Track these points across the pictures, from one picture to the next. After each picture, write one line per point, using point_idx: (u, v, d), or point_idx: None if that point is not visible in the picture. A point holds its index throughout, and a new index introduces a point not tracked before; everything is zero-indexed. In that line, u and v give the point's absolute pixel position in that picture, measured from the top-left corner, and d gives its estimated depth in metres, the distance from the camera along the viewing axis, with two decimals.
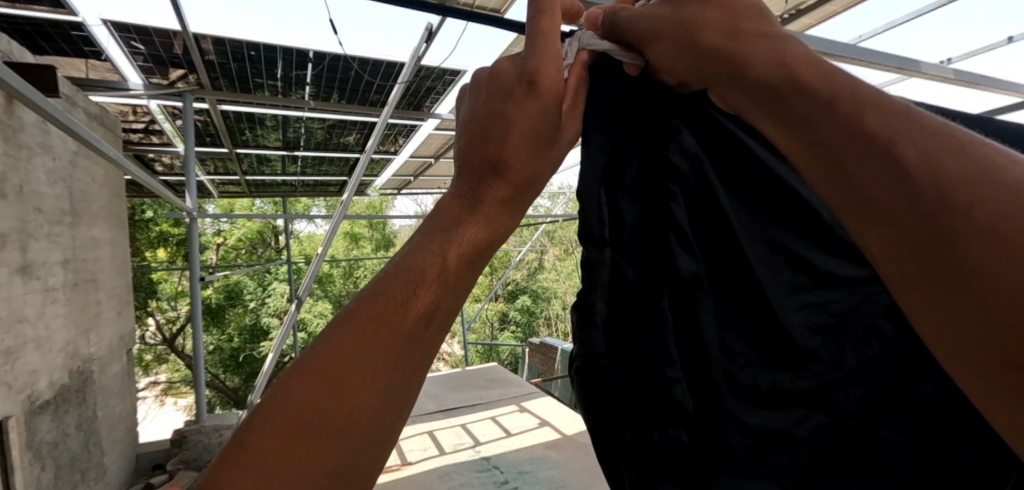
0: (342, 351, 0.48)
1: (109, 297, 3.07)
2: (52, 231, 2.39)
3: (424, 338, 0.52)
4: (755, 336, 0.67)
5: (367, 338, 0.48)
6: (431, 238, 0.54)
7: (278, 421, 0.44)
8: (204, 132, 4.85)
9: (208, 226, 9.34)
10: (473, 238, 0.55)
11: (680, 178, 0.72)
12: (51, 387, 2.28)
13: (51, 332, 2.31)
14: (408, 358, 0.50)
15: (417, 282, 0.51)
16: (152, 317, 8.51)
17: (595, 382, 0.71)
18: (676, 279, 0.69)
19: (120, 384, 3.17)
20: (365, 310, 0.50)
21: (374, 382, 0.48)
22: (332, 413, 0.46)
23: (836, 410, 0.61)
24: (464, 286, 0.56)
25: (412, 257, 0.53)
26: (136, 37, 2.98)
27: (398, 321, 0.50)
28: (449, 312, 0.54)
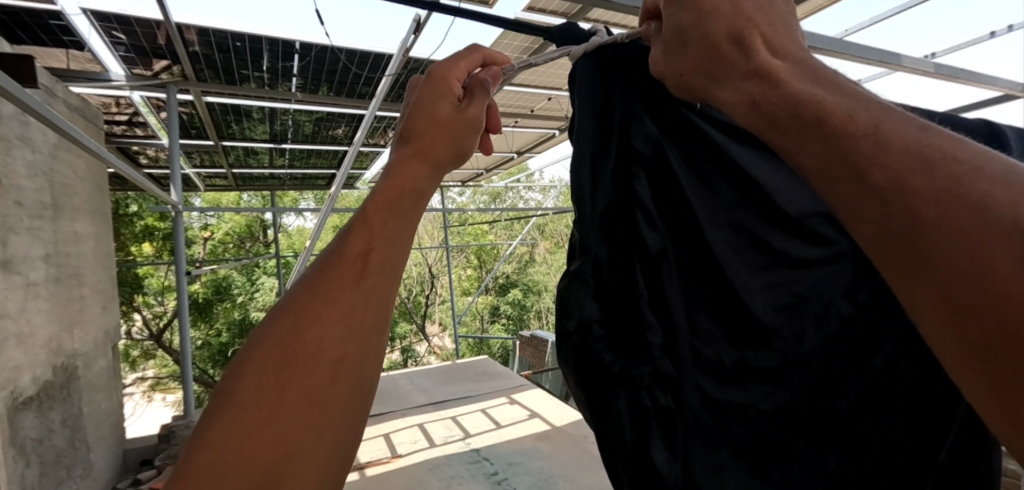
0: (313, 295, 0.54)
1: (93, 293, 3.02)
2: (33, 225, 2.35)
3: (366, 270, 0.57)
4: (716, 305, 0.76)
5: (331, 282, 0.55)
6: (381, 195, 0.62)
7: (267, 353, 0.51)
8: (189, 125, 4.78)
9: (195, 220, 9.22)
10: (400, 186, 0.63)
11: (644, 159, 0.85)
12: (34, 383, 2.25)
13: (34, 328, 2.28)
14: (355, 287, 0.56)
15: (352, 229, 0.59)
16: (138, 313, 8.40)
17: (587, 352, 0.78)
18: (643, 251, 0.81)
19: (107, 380, 3.15)
20: (320, 261, 0.58)
21: (330, 311, 0.53)
22: (297, 342, 0.52)
23: (795, 386, 0.69)
24: (401, 230, 0.62)
25: (367, 212, 0.61)
26: (116, 27, 2.91)
27: (339, 261, 0.57)
28: (389, 249, 0.59)
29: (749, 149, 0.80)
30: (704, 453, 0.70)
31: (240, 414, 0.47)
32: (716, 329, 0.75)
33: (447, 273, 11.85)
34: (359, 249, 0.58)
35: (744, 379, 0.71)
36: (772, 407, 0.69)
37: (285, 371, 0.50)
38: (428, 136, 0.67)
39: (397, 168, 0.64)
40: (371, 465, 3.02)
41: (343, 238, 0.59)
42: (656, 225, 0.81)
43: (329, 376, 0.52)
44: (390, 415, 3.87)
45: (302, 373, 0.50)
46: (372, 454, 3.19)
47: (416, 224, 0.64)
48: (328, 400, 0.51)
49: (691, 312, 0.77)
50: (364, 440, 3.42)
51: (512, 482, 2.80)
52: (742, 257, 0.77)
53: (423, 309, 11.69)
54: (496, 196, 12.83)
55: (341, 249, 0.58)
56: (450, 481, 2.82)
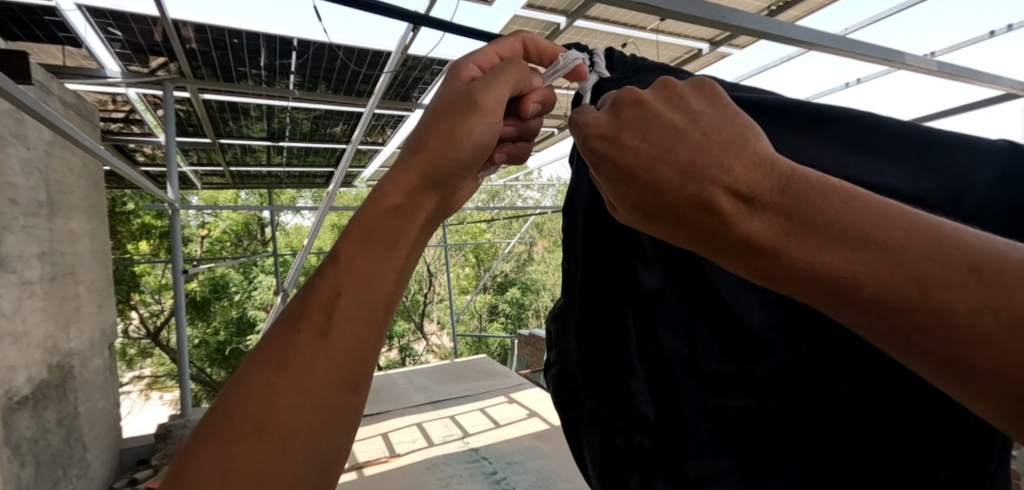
0: (277, 349, 0.60)
1: (89, 292, 3.00)
2: (28, 223, 2.33)
3: (329, 325, 0.62)
4: (713, 323, 0.75)
5: (291, 337, 0.61)
6: (341, 249, 0.66)
7: (231, 407, 0.57)
8: (186, 122, 4.75)
9: (192, 218, 9.17)
10: (367, 238, 0.66)
11: None
12: (30, 382, 2.24)
13: (28, 327, 2.26)
14: (318, 342, 0.61)
15: (321, 283, 0.64)
16: (135, 311, 8.36)
17: (568, 385, 0.84)
18: (640, 293, 0.81)
19: (102, 380, 3.13)
20: (291, 314, 0.63)
21: (292, 366, 0.59)
22: (262, 395, 0.58)
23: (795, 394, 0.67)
24: (368, 282, 0.65)
25: (329, 264, 0.65)
26: (112, 22, 2.89)
27: (307, 315, 0.62)
28: (354, 302, 0.63)
29: None
30: (694, 464, 0.70)
31: (206, 464, 0.55)
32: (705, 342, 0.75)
33: (445, 271, 11.82)
34: (319, 305, 0.62)
35: (736, 385, 0.71)
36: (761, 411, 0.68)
37: (246, 424, 0.57)
38: (419, 167, 0.66)
39: (361, 219, 0.67)
40: (369, 464, 3.00)
41: (309, 293, 0.64)
42: (651, 265, 0.81)
43: (286, 427, 0.58)
44: (388, 415, 3.86)
45: (258, 427, 0.57)
46: (370, 454, 3.18)
47: (388, 275, 0.66)
48: (284, 450, 0.57)
49: (686, 335, 0.77)
50: (362, 439, 3.41)
51: (511, 481, 2.80)
52: (735, 267, 0.74)
53: (421, 307, 11.66)
54: (495, 195, 12.81)
55: (310, 302, 0.63)
56: (448, 480, 2.81)
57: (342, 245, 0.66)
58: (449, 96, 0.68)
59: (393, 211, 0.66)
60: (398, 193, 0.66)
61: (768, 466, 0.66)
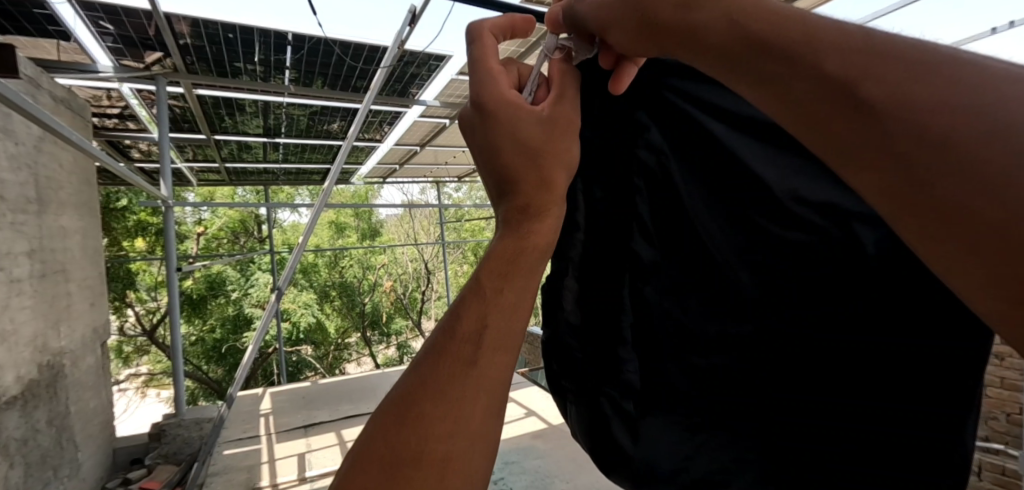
0: (427, 382, 0.48)
1: (80, 289, 2.95)
2: (16, 220, 2.29)
3: (479, 351, 0.50)
4: (705, 302, 0.63)
5: (439, 367, 0.49)
6: (480, 272, 0.56)
7: (378, 452, 0.45)
8: (181, 118, 4.70)
9: (188, 215, 9.10)
10: (509, 256, 0.56)
11: (646, 172, 0.73)
12: (18, 382, 2.19)
13: (17, 326, 2.21)
14: (468, 371, 0.49)
15: (464, 305, 0.53)
16: (131, 308, 8.31)
17: (560, 353, 0.79)
18: (638, 265, 0.71)
19: (95, 378, 3.08)
20: (436, 341, 0.52)
21: (441, 395, 0.47)
22: (409, 430, 0.46)
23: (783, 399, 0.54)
24: (513, 304, 0.54)
25: (470, 292, 0.55)
26: (103, 16, 2.83)
27: (453, 340, 0.51)
28: (503, 326, 0.52)
29: (740, 134, 0.63)
30: (677, 449, 0.62)
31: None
32: (688, 320, 0.64)
33: (442, 269, 11.78)
34: (469, 330, 0.51)
35: (726, 370, 0.60)
36: (755, 395, 0.57)
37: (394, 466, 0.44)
38: (530, 178, 0.59)
39: (504, 237, 0.57)
40: None
41: (453, 325, 0.53)
42: (650, 236, 0.71)
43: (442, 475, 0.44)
44: None
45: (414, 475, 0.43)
46: None
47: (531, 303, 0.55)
48: None
49: (676, 328, 0.65)
50: None
51: (508, 482, 2.78)
52: (730, 250, 0.61)
53: (420, 305, 11.67)
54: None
55: (454, 326, 0.52)
56: None
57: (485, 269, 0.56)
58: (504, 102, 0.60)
59: (529, 231, 0.57)
60: (527, 211, 0.58)
61: (762, 455, 0.55)
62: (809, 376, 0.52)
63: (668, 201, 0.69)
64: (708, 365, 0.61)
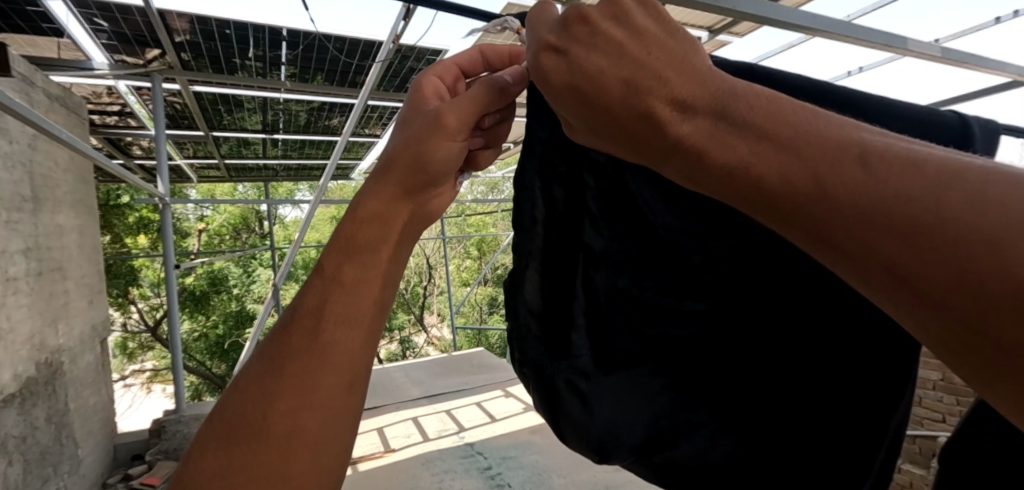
0: (270, 357, 0.56)
1: (77, 287, 2.96)
2: (12, 218, 2.29)
3: (319, 329, 0.57)
4: (684, 299, 0.71)
5: (280, 346, 0.56)
6: (326, 255, 0.62)
7: (227, 418, 0.54)
8: (179, 115, 4.68)
9: (190, 212, 9.12)
10: (359, 239, 0.60)
11: (596, 169, 0.76)
12: (16, 380, 2.21)
13: (14, 324, 2.22)
14: (310, 348, 0.56)
15: (316, 289, 0.59)
16: (134, 305, 8.36)
17: (526, 350, 0.77)
18: (584, 253, 0.76)
19: (95, 375, 3.10)
20: (283, 323, 0.59)
21: (286, 372, 0.55)
22: (257, 400, 0.54)
23: (772, 381, 0.65)
24: (360, 278, 0.59)
25: (315, 272, 0.62)
26: (96, 13, 2.82)
27: (298, 320, 0.57)
28: (344, 301, 0.58)
29: None
30: (656, 429, 0.71)
31: (212, 476, 0.51)
32: (679, 325, 0.71)
33: (444, 264, 11.79)
34: (311, 307, 0.58)
35: (714, 361, 0.69)
36: (742, 385, 0.67)
37: (244, 431, 0.53)
38: (398, 169, 0.62)
39: (346, 222, 0.62)
40: (362, 460, 2.99)
41: (299, 303, 0.59)
42: (600, 226, 0.76)
43: (285, 435, 0.53)
44: (384, 409, 3.85)
45: (259, 434, 0.52)
46: (365, 448, 3.16)
47: (378, 277, 0.60)
48: (295, 460, 0.53)
49: (660, 325, 0.72)
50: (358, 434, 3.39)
51: (505, 478, 2.77)
52: (701, 248, 0.69)
53: (422, 299, 11.67)
54: (494, 187, 12.72)
55: (304, 309, 0.58)
56: (442, 476, 2.79)
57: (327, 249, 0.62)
58: (417, 115, 0.64)
59: (379, 211, 0.61)
60: (376, 191, 0.62)
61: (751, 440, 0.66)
62: (793, 361, 0.63)
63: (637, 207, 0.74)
64: (696, 365, 0.70)
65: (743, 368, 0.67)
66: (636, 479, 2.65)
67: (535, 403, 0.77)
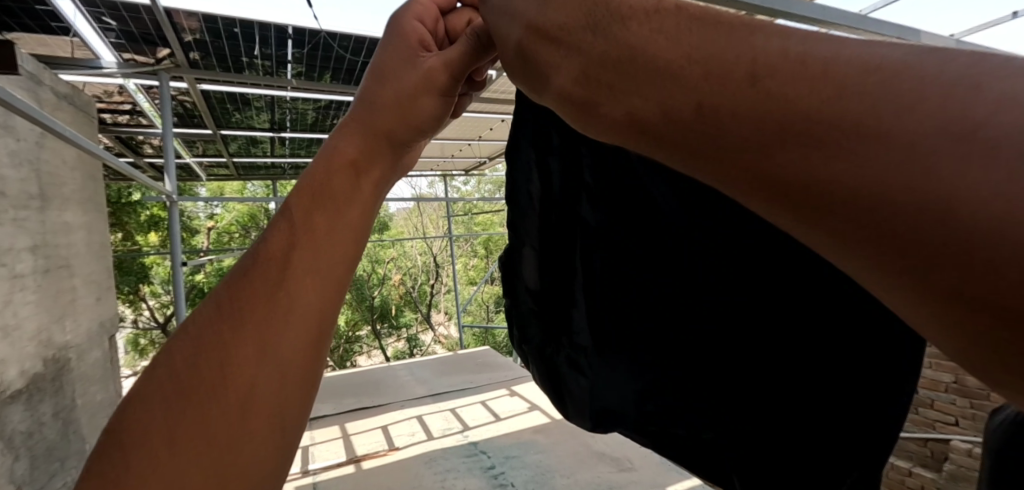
0: (220, 310, 0.48)
1: (85, 283, 2.98)
2: (18, 215, 2.31)
3: (287, 273, 0.50)
4: (677, 278, 0.67)
5: (235, 296, 0.49)
6: (289, 202, 0.56)
7: (176, 369, 0.45)
8: (188, 113, 4.71)
9: (200, 210, 9.23)
10: (333, 184, 0.55)
11: (592, 143, 0.74)
12: (22, 376, 2.23)
13: (20, 320, 2.24)
14: (276, 293, 0.49)
15: (283, 235, 0.53)
16: (146, 302, 8.48)
17: (525, 328, 0.77)
18: (581, 227, 0.72)
19: (102, 371, 3.13)
20: (243, 269, 0.51)
21: (249, 320, 0.47)
22: (209, 351, 0.46)
23: (766, 371, 0.60)
24: (332, 226, 0.54)
25: (275, 221, 0.55)
26: (104, 12, 2.83)
27: (262, 265, 0.50)
28: (316, 247, 0.52)
29: None
30: (649, 407, 0.70)
31: (155, 433, 0.42)
32: (675, 309, 0.68)
33: (451, 263, 11.81)
34: (273, 253, 0.51)
35: (709, 345, 0.65)
36: (735, 373, 0.63)
37: (196, 381, 0.44)
38: (373, 120, 0.59)
39: (318, 168, 0.56)
40: (367, 457, 2.99)
41: (257, 253, 0.52)
42: (595, 201, 0.73)
43: (241, 393, 0.44)
44: (387, 407, 3.83)
45: (210, 392, 0.43)
46: (369, 447, 3.15)
47: (352, 226, 0.55)
48: (253, 420, 0.44)
49: (655, 306, 0.69)
50: (362, 432, 3.38)
51: (508, 477, 2.75)
52: (698, 225, 0.65)
53: (429, 298, 11.70)
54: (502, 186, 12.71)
55: (269, 255, 0.51)
56: (444, 475, 2.77)
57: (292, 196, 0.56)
58: (399, 64, 0.60)
59: (353, 157, 0.57)
60: (354, 135, 0.58)
61: (742, 429, 0.63)
62: (785, 351, 0.58)
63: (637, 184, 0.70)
64: (689, 350, 0.67)
65: (735, 357, 0.63)
66: (639, 480, 2.62)
67: (538, 381, 0.76)
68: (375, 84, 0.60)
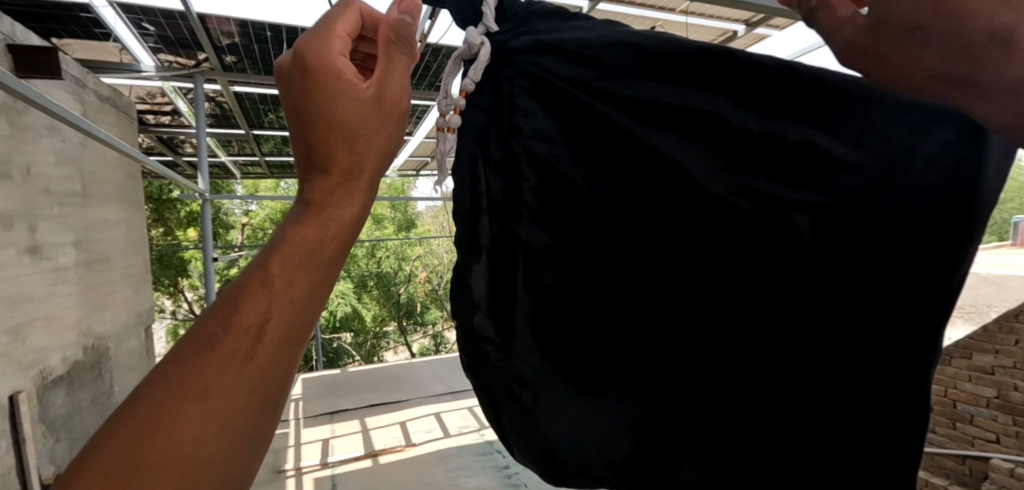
0: (187, 382, 0.48)
1: (123, 276, 3.14)
2: (62, 211, 2.46)
3: (257, 336, 0.52)
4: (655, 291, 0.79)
5: (203, 369, 0.49)
6: (258, 269, 0.56)
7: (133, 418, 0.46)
8: (223, 114, 4.89)
9: (236, 207, 9.57)
10: (310, 243, 0.58)
11: (535, 161, 0.83)
12: (64, 363, 2.37)
13: (62, 310, 2.39)
14: (243, 354, 0.51)
15: (254, 292, 0.54)
16: (183, 294, 8.85)
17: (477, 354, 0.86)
18: (529, 249, 0.83)
19: (138, 360, 3.28)
20: (211, 318, 0.52)
21: (214, 375, 0.49)
22: (167, 405, 0.47)
23: (749, 377, 0.73)
24: (306, 288, 0.57)
25: (237, 285, 0.55)
26: (142, 17, 2.96)
27: (233, 320, 0.52)
28: (287, 311, 0.54)
29: (645, 126, 0.75)
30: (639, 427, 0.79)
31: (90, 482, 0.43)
32: (661, 318, 0.79)
33: None
34: (245, 325, 0.52)
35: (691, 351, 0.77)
36: (720, 379, 0.75)
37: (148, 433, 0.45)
38: (346, 184, 0.62)
39: (295, 231, 0.59)
40: (385, 452, 3.04)
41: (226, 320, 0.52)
42: (544, 225, 0.83)
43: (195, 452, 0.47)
44: (407, 403, 3.89)
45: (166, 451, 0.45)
46: (386, 442, 3.20)
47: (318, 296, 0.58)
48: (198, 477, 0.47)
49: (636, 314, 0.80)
50: (380, 427, 3.44)
51: (522, 477, 2.75)
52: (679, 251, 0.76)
53: None
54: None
55: (238, 308, 0.53)
56: (458, 473, 2.78)
57: (259, 262, 0.57)
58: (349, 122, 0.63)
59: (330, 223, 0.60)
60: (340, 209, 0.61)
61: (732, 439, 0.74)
62: (766, 365, 0.72)
63: (591, 199, 0.81)
64: (670, 358, 0.79)
65: (716, 365, 0.76)
66: None
67: (494, 423, 0.85)
68: (322, 140, 0.62)
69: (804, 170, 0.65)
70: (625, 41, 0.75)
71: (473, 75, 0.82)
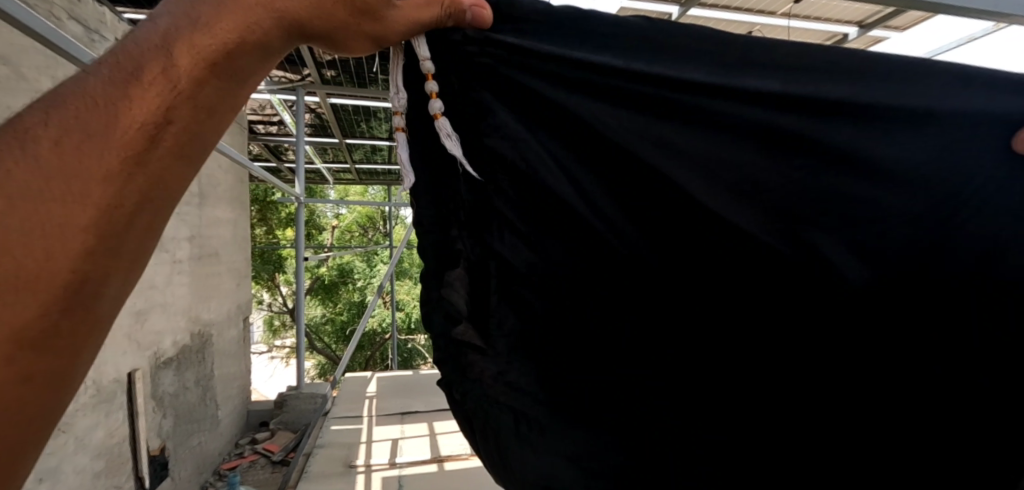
0: (26, 194, 0.36)
1: (229, 269, 3.47)
2: (183, 209, 2.76)
3: (152, 150, 0.41)
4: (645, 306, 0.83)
5: (52, 177, 0.37)
6: (137, 55, 0.43)
7: None
8: (320, 123, 5.26)
9: (329, 210, 10.32)
10: (214, 48, 0.45)
11: (507, 168, 0.79)
12: (174, 346, 2.65)
13: (177, 298, 2.67)
14: (128, 167, 0.40)
15: (129, 88, 0.41)
16: (280, 288, 9.69)
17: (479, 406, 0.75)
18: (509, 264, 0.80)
19: (236, 347, 3.58)
20: (66, 114, 0.39)
21: (70, 186, 0.38)
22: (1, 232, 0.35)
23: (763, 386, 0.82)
24: (207, 107, 0.46)
25: (110, 71, 0.42)
26: None
27: (107, 124, 0.40)
28: (186, 132, 0.44)
29: (647, 148, 0.81)
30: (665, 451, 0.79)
31: None
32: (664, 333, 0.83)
33: None
34: (127, 124, 0.40)
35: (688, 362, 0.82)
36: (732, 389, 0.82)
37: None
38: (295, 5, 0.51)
39: (178, 26, 0.44)
40: (450, 458, 3.02)
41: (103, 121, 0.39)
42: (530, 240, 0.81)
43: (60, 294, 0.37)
44: None
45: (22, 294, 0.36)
46: (452, 448, 3.18)
47: (220, 113, 0.47)
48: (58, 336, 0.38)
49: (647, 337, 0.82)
50: (448, 432, 3.44)
51: None
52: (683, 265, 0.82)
53: None
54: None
55: (108, 108, 0.40)
56: None
57: (144, 46, 0.43)
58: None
59: (243, 30, 0.47)
60: (270, 18, 0.49)
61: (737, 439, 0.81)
62: (774, 374, 0.82)
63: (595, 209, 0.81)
64: (684, 374, 0.82)
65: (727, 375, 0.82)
66: None
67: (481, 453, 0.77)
68: None
69: (835, 211, 0.82)
70: (603, 60, 0.80)
71: (423, 52, 0.75)
